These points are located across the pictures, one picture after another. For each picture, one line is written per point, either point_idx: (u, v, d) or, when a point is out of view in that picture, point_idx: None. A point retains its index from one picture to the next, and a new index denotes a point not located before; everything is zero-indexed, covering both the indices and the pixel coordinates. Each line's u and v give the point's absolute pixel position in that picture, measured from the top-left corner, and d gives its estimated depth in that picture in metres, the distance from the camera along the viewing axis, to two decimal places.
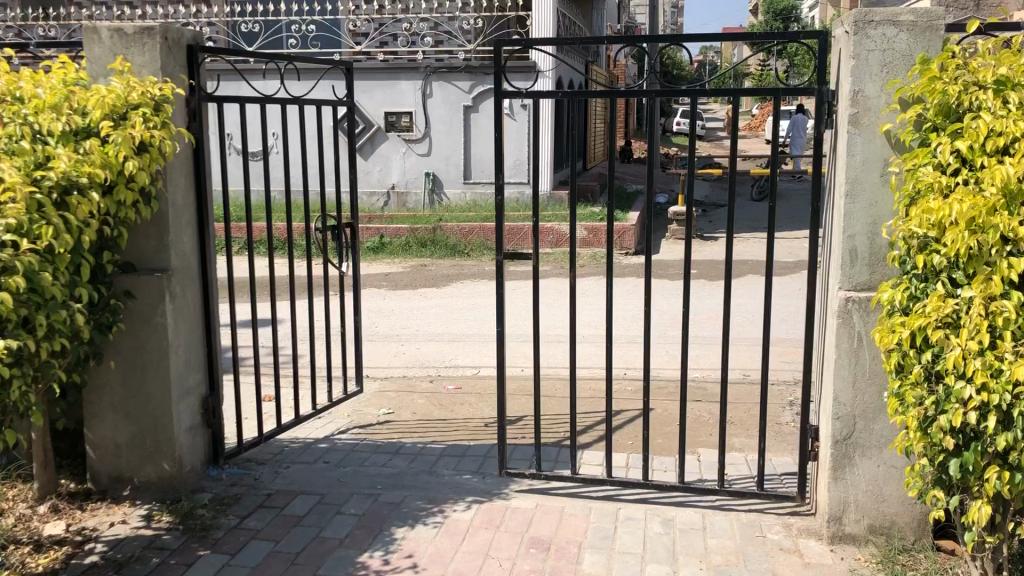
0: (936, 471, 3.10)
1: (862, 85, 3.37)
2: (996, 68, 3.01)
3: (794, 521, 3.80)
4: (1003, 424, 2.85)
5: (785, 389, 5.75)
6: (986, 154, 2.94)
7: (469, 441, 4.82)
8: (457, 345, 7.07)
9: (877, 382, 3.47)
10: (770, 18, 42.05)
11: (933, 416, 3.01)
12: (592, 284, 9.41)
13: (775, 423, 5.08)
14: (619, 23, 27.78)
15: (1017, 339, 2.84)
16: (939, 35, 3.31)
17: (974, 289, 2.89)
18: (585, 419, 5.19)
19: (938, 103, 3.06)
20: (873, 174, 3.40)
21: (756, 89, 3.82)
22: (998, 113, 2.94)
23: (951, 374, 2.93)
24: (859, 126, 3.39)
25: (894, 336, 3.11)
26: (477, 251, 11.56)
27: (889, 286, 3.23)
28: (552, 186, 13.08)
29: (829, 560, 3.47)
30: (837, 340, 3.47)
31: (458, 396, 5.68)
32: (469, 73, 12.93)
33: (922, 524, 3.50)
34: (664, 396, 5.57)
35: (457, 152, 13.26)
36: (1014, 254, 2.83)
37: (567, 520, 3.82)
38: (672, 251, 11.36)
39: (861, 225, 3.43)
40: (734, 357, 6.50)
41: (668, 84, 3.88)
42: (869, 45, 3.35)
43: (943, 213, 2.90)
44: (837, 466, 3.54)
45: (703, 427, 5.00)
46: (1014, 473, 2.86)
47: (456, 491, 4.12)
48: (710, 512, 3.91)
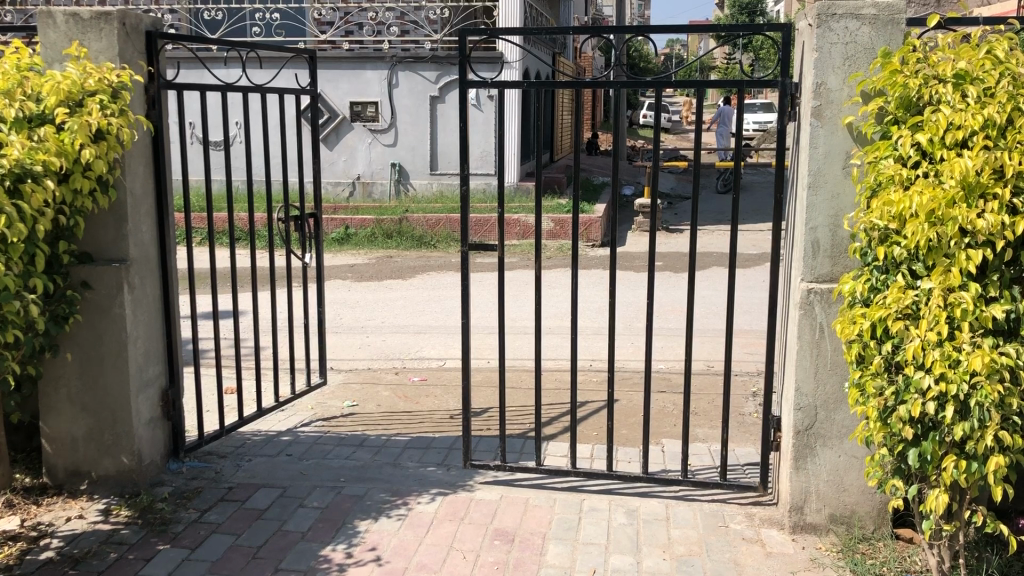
0: (895, 460, 3.14)
1: (825, 78, 3.39)
2: (956, 61, 3.04)
3: (756, 511, 3.84)
4: (960, 414, 2.89)
5: (747, 379, 5.80)
6: (945, 147, 2.96)
7: (433, 433, 4.80)
8: (422, 337, 7.04)
9: (838, 372, 3.50)
10: (734, 12, 42.28)
11: (892, 406, 3.05)
12: (558, 277, 9.41)
13: (737, 414, 5.12)
14: (585, 15, 27.75)
15: (974, 330, 2.88)
16: (901, 29, 3.33)
17: (933, 281, 2.92)
18: (550, 411, 5.18)
19: (900, 96, 3.10)
20: (835, 167, 3.43)
21: (721, 82, 3.79)
22: (958, 106, 2.95)
23: (911, 365, 2.96)
24: (822, 119, 3.41)
25: (855, 327, 3.15)
26: (443, 242, 11.50)
27: (850, 278, 3.26)
28: (518, 177, 13.05)
29: (790, 549, 3.50)
30: (799, 331, 3.49)
31: (423, 388, 5.65)
32: (435, 64, 12.83)
33: (882, 512, 3.54)
34: (629, 387, 5.59)
35: (423, 143, 13.19)
36: (973, 246, 2.86)
37: (531, 511, 3.81)
38: (638, 243, 11.40)
39: (823, 217, 3.46)
40: (698, 349, 6.54)
41: (633, 77, 3.85)
42: (831, 38, 3.37)
43: (903, 205, 2.95)
44: (799, 456, 3.57)
45: (667, 418, 5.03)
46: (971, 462, 2.91)
47: (420, 484, 4.10)
48: (673, 503, 3.92)
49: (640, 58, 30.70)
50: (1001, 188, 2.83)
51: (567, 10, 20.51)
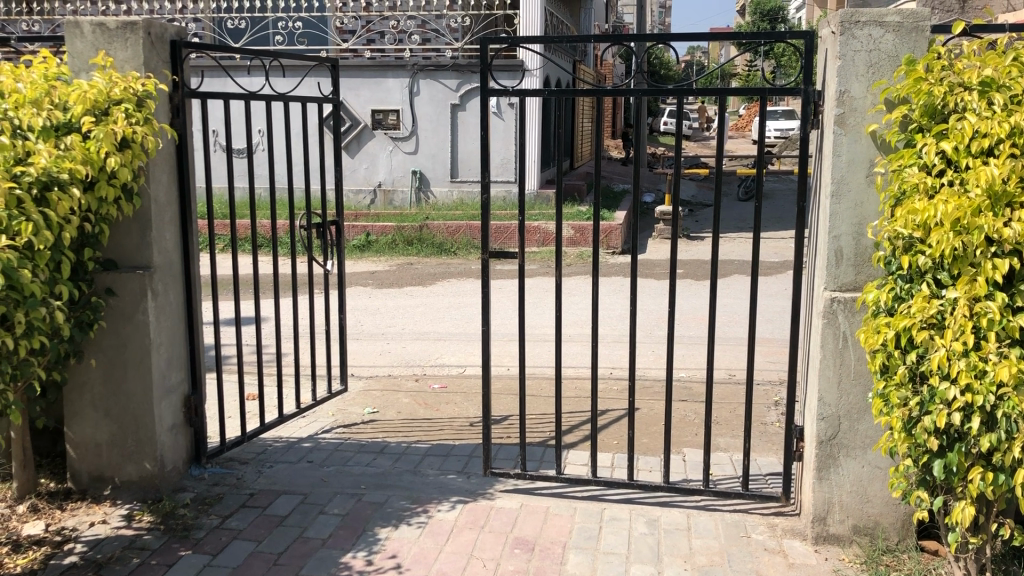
0: (920, 471, 3.10)
1: (848, 85, 3.38)
2: (981, 69, 3.02)
3: (779, 521, 3.81)
4: (987, 425, 2.85)
5: (769, 388, 5.76)
6: (971, 155, 2.95)
7: (453, 441, 4.79)
8: (442, 344, 7.04)
9: (862, 382, 3.47)
10: (756, 19, 42.26)
11: (917, 417, 3.02)
12: (579, 284, 9.40)
13: (759, 424, 5.08)
14: (606, 23, 27.71)
15: (1001, 340, 2.85)
16: (925, 36, 3.32)
17: (958, 290, 2.90)
18: (570, 418, 5.17)
19: (925, 103, 3.09)
20: (858, 175, 3.41)
21: (741, 89, 3.77)
22: (983, 115, 2.94)
23: (935, 375, 2.94)
24: (845, 127, 3.40)
25: (879, 336, 3.11)
26: (463, 249, 11.52)
27: (874, 287, 3.24)
28: (539, 184, 13.06)
29: (813, 560, 3.47)
30: (822, 339, 3.47)
31: (443, 396, 5.65)
32: (456, 72, 12.88)
33: (906, 525, 3.51)
34: (650, 395, 5.57)
35: (444, 150, 13.23)
36: (999, 255, 2.84)
37: (551, 520, 3.81)
38: (659, 250, 11.36)
39: (846, 226, 3.43)
40: (718, 358, 6.50)
41: (655, 84, 3.86)
42: (855, 45, 3.36)
43: (928, 214, 2.92)
44: (822, 466, 3.54)
45: (688, 427, 5.00)
46: (997, 474, 2.88)
47: (440, 491, 4.10)
48: (695, 512, 3.90)
49: (661, 66, 30.56)
50: None
51: (588, 19, 20.58)
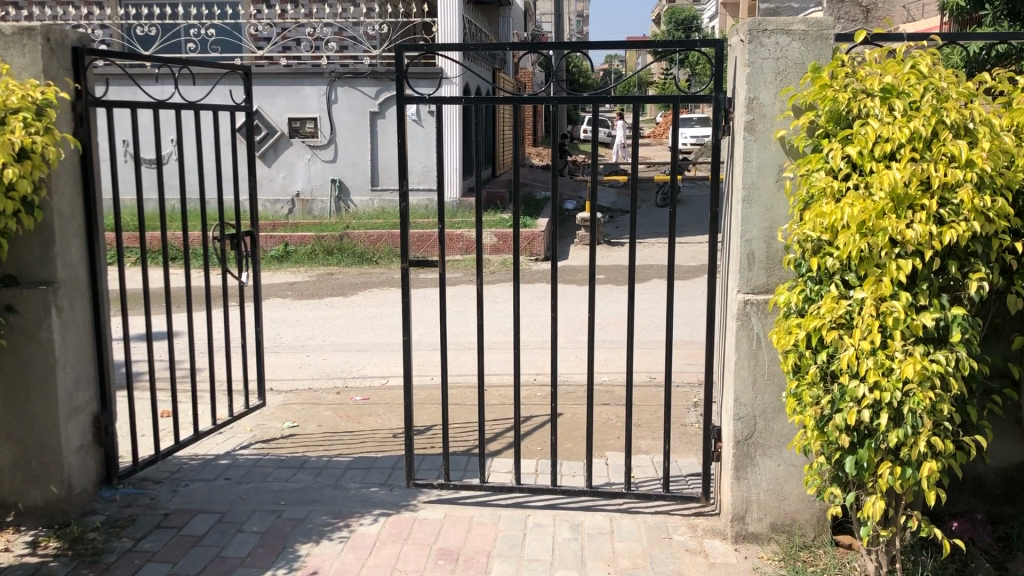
0: (833, 468, 3.17)
1: (756, 92, 3.46)
2: (883, 76, 3.13)
3: (700, 521, 3.85)
4: (894, 421, 2.94)
5: (689, 390, 5.85)
6: (875, 159, 3.05)
7: (375, 453, 4.73)
8: (364, 355, 6.96)
9: (776, 382, 3.55)
10: (671, 28, 43.17)
11: (829, 415, 3.10)
12: (501, 291, 9.42)
13: (679, 425, 5.15)
14: (524, 31, 27.92)
15: (906, 338, 2.94)
16: (830, 44, 3.42)
17: (865, 291, 2.99)
18: (494, 426, 5.15)
19: (830, 110, 3.19)
20: (769, 180, 3.49)
21: (656, 97, 3.83)
22: (885, 120, 3.04)
23: (845, 373, 3.02)
24: (754, 133, 3.47)
25: (790, 337, 3.20)
26: (385, 258, 11.43)
27: (785, 289, 3.33)
28: (461, 192, 13.05)
29: (733, 559, 3.52)
30: (737, 341, 3.54)
31: (365, 408, 5.57)
32: (375, 79, 12.79)
33: (821, 520, 3.59)
34: (573, 400, 5.60)
35: (363, 158, 13.11)
36: (903, 256, 2.93)
37: (476, 529, 3.78)
38: (580, 256, 11.46)
39: (758, 229, 3.51)
40: (639, 361, 6.58)
41: (571, 91, 3.88)
42: (763, 53, 3.44)
43: (835, 217, 3.02)
44: (739, 466, 3.60)
45: (611, 430, 5.04)
46: (905, 468, 2.96)
47: (363, 505, 4.04)
48: (618, 515, 3.93)
49: (579, 74, 30.94)
50: (928, 199, 2.90)
51: (507, 27, 20.68)
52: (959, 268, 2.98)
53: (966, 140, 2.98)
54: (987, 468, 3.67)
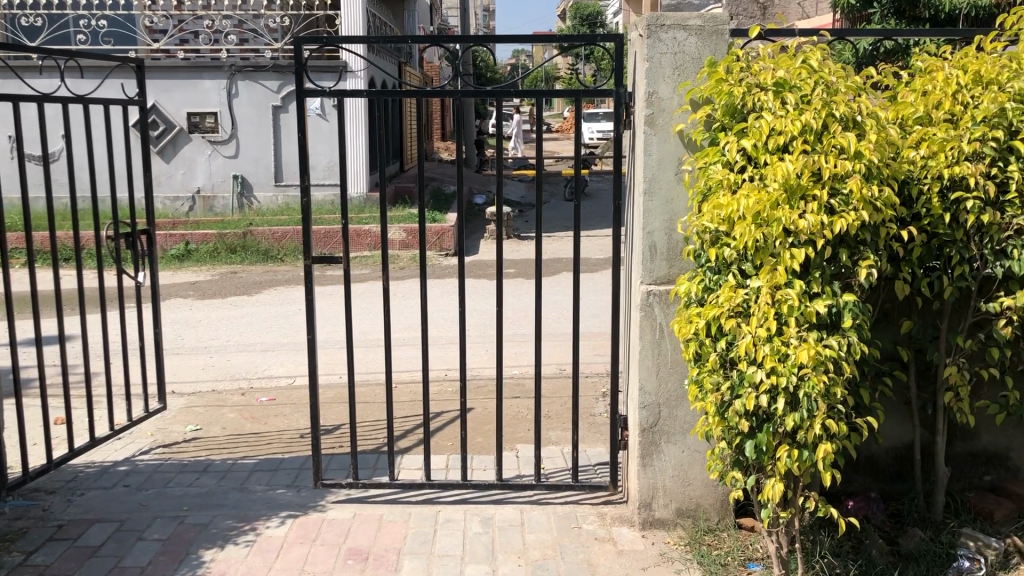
0: (733, 452, 3.26)
1: (656, 87, 3.52)
2: (775, 70, 3.22)
3: (608, 510, 3.91)
4: (791, 405, 3.03)
5: (597, 381, 5.93)
6: (768, 152, 3.14)
7: (282, 454, 4.64)
8: (269, 355, 6.82)
9: (679, 370, 3.62)
10: (576, 23, 43.60)
11: (729, 401, 3.18)
12: (410, 287, 9.36)
13: (588, 415, 5.21)
14: (430, 25, 27.76)
15: (800, 325, 3.03)
16: (725, 40, 3.50)
17: (761, 280, 3.08)
18: (403, 423, 5.12)
19: (726, 104, 3.28)
20: (668, 172, 3.55)
21: (559, 92, 3.86)
22: (778, 113, 3.13)
23: (744, 360, 3.10)
24: (654, 126, 3.53)
25: (691, 326, 3.28)
26: (290, 256, 11.23)
27: (685, 279, 3.41)
28: (367, 187, 12.92)
29: (640, 545, 3.59)
30: (640, 331, 3.60)
31: (271, 408, 5.47)
32: (276, 73, 12.56)
33: (724, 504, 3.69)
34: (482, 394, 5.61)
35: (266, 154, 12.84)
36: (796, 245, 3.02)
37: (386, 527, 3.75)
38: (488, 251, 11.48)
39: (660, 221, 3.57)
40: (547, 353, 6.63)
41: (475, 85, 3.88)
42: (661, 48, 3.50)
43: (732, 208, 3.10)
44: (645, 453, 3.66)
45: (520, 423, 5.06)
46: (801, 451, 3.06)
47: (269, 507, 3.96)
48: (528, 507, 3.95)
49: (486, 69, 30.98)
50: (819, 189, 3.00)
51: (412, 21, 20.54)
52: (850, 256, 3.10)
53: (854, 132, 3.09)
54: (880, 448, 3.82)
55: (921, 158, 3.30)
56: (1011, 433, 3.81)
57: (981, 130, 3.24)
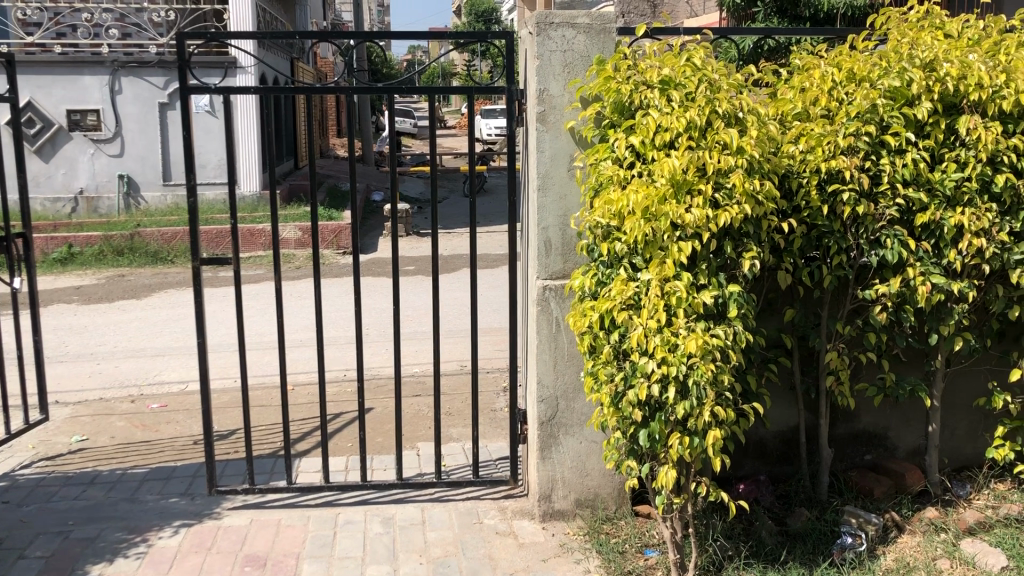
0: (628, 442, 3.33)
1: (546, 84, 3.55)
2: (660, 68, 3.30)
3: (509, 504, 3.94)
4: (681, 394, 3.12)
5: (497, 376, 5.97)
6: (655, 148, 3.22)
7: (174, 462, 4.51)
8: (160, 360, 6.60)
9: (575, 363, 3.68)
10: (472, 20, 43.68)
11: (622, 392, 3.25)
12: (307, 287, 9.22)
13: (489, 411, 5.23)
14: (324, 20, 27.34)
15: (688, 316, 3.12)
16: (612, 38, 3.56)
17: (651, 273, 3.15)
18: (301, 426, 5.04)
19: (614, 101, 3.35)
20: (561, 169, 3.60)
21: (452, 88, 3.85)
22: (664, 111, 3.21)
23: (636, 351, 3.18)
24: (546, 124, 3.57)
25: (585, 319, 3.34)
26: (181, 257, 10.91)
27: (579, 274, 3.46)
28: (260, 185, 12.66)
29: (540, 537, 3.63)
30: (537, 326, 3.64)
31: (163, 415, 5.30)
32: (163, 68, 12.19)
33: (621, 493, 3.77)
34: (382, 394, 5.57)
35: (154, 152, 12.43)
36: (683, 239, 3.11)
37: (284, 532, 3.69)
38: (387, 248, 11.40)
39: (554, 217, 3.62)
40: (447, 350, 6.64)
41: (368, 81, 3.84)
42: (551, 46, 3.54)
43: (622, 204, 3.17)
44: (544, 446, 3.71)
45: (421, 421, 5.05)
46: (692, 438, 3.15)
47: (161, 517, 3.84)
48: (429, 505, 3.94)
49: (382, 65, 30.74)
50: (704, 184, 3.08)
51: (305, 17, 20.21)
52: (734, 248, 3.20)
53: (737, 128, 3.18)
54: (768, 432, 3.97)
55: (800, 153, 3.43)
56: (888, 412, 4.01)
57: (855, 125, 3.39)
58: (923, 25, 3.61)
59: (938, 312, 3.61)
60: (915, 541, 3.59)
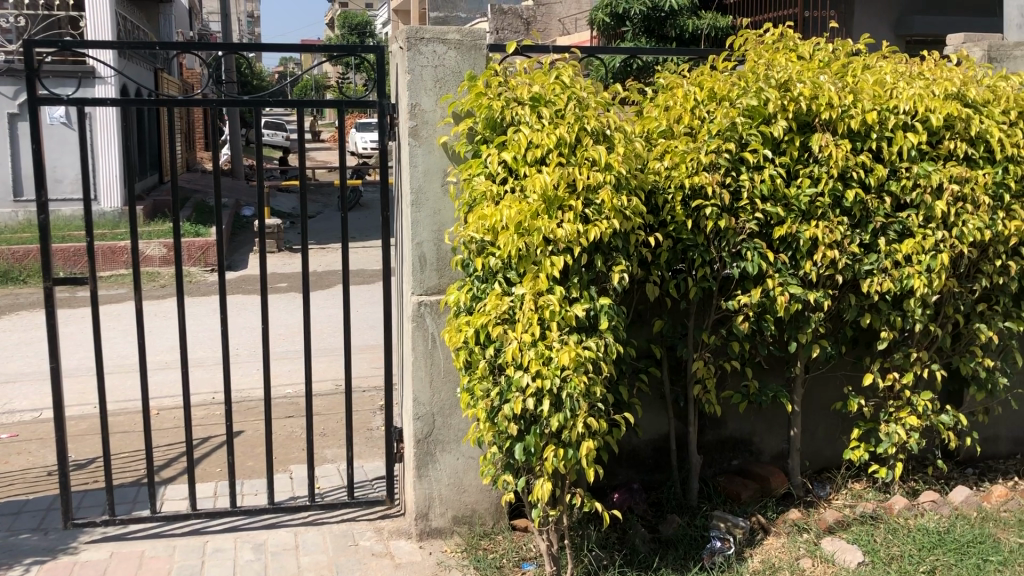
0: (504, 456, 3.33)
1: (417, 99, 3.54)
2: (530, 86, 3.34)
3: (385, 524, 3.88)
4: (555, 406, 3.14)
5: (372, 394, 5.88)
6: (527, 164, 3.25)
7: (26, 495, 4.23)
8: (10, 387, 6.19)
9: (451, 379, 3.67)
10: (345, 33, 43.20)
11: (498, 406, 3.25)
12: (173, 306, 8.86)
13: (364, 430, 5.14)
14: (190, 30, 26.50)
15: (562, 329, 3.15)
16: (482, 54, 3.58)
17: (525, 287, 3.17)
18: (166, 452, 4.82)
19: (486, 117, 3.36)
20: (434, 184, 3.59)
21: (323, 101, 3.77)
22: (535, 127, 3.25)
23: (511, 365, 3.18)
24: (418, 138, 3.55)
25: (461, 335, 3.32)
26: (35, 276, 10.31)
27: (454, 289, 3.45)
28: (122, 201, 12.14)
29: (418, 557, 3.59)
30: (413, 342, 3.61)
31: (12, 446, 4.97)
32: (12, 78, 11.54)
33: (498, 508, 3.78)
34: (253, 416, 5.40)
35: (3, 166, 11.76)
36: (555, 253, 3.14)
37: (147, 564, 3.51)
38: (258, 265, 11.09)
39: (427, 232, 3.60)
40: (321, 369, 6.50)
41: (236, 94, 3.72)
42: (422, 61, 3.53)
43: (495, 219, 3.18)
44: (420, 464, 3.67)
45: (294, 443, 4.92)
46: (567, 449, 3.18)
47: (10, 555, 3.59)
48: (302, 529, 3.84)
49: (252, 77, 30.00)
50: (574, 200, 3.13)
51: (170, 27, 19.52)
52: (604, 262, 3.26)
53: (605, 145, 3.25)
54: (641, 441, 4.05)
55: (665, 169, 3.53)
56: (752, 419, 4.17)
57: (716, 143, 3.52)
58: (778, 47, 3.79)
59: (796, 321, 3.78)
60: (780, 542, 3.72)
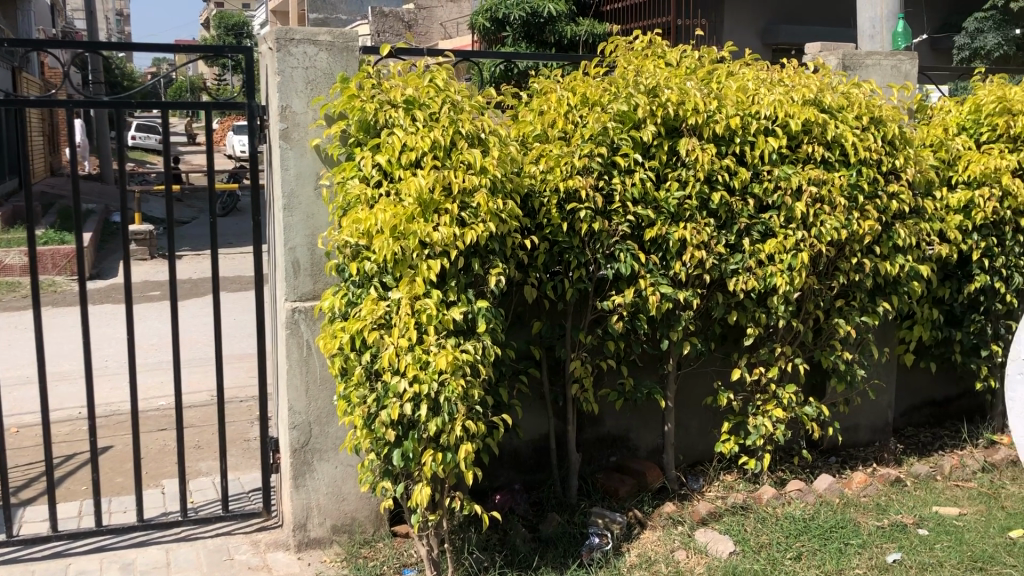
0: (382, 463, 3.30)
1: (288, 101, 3.46)
2: (403, 89, 3.32)
3: (262, 536, 3.78)
4: (433, 410, 3.13)
5: (249, 404, 5.73)
6: (401, 167, 3.23)
7: None
8: None
9: (328, 386, 3.61)
10: (221, 34, 42.00)
11: (375, 412, 3.21)
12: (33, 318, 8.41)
13: (240, 442, 5.00)
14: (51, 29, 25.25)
15: (439, 332, 3.15)
16: (354, 56, 3.54)
17: (401, 291, 3.15)
18: (26, 472, 4.56)
19: (359, 120, 3.32)
20: (307, 188, 3.52)
21: (192, 103, 3.65)
22: (409, 130, 3.24)
23: (387, 371, 3.15)
24: (290, 141, 3.48)
25: (336, 341, 3.26)
26: None
27: (329, 295, 3.39)
28: None
29: (296, 568, 3.51)
30: (287, 350, 3.53)
31: None
32: None
33: (378, 515, 3.74)
34: (121, 431, 5.18)
35: None
36: (431, 257, 3.13)
37: None
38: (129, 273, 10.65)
39: (301, 237, 3.53)
40: (194, 380, 6.29)
41: (99, 94, 3.56)
42: (292, 62, 3.46)
43: (370, 222, 3.15)
44: (297, 474, 3.59)
45: (165, 457, 4.74)
46: (445, 453, 3.18)
47: None
48: (174, 546, 3.70)
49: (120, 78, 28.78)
50: (449, 203, 3.13)
51: (28, 24, 18.53)
52: (480, 265, 3.28)
53: (479, 148, 3.27)
54: (521, 441, 4.08)
55: (540, 173, 3.57)
56: (628, 416, 4.27)
57: (588, 147, 3.59)
58: (646, 53, 3.90)
59: (667, 319, 3.89)
60: (656, 535, 3.81)
